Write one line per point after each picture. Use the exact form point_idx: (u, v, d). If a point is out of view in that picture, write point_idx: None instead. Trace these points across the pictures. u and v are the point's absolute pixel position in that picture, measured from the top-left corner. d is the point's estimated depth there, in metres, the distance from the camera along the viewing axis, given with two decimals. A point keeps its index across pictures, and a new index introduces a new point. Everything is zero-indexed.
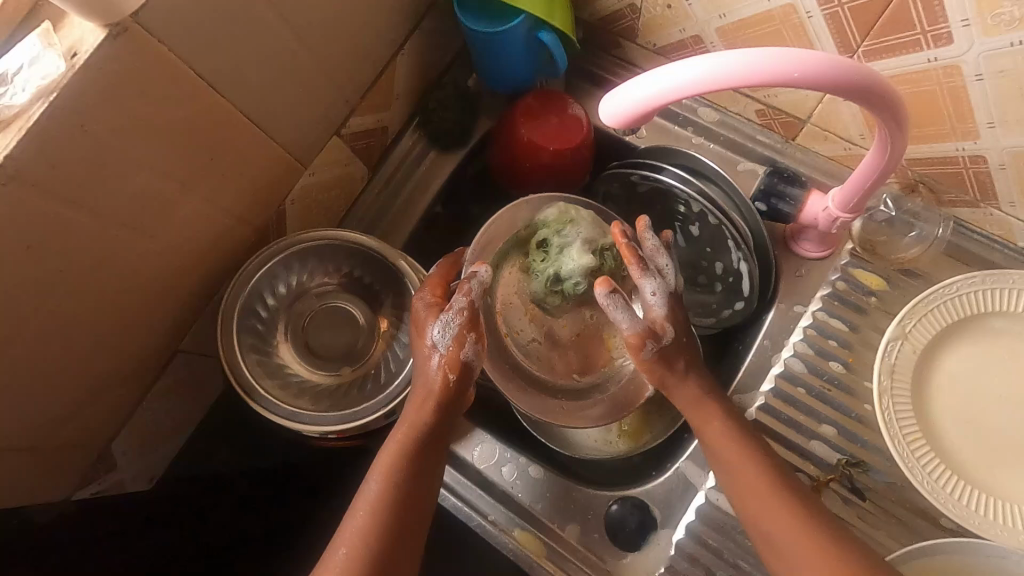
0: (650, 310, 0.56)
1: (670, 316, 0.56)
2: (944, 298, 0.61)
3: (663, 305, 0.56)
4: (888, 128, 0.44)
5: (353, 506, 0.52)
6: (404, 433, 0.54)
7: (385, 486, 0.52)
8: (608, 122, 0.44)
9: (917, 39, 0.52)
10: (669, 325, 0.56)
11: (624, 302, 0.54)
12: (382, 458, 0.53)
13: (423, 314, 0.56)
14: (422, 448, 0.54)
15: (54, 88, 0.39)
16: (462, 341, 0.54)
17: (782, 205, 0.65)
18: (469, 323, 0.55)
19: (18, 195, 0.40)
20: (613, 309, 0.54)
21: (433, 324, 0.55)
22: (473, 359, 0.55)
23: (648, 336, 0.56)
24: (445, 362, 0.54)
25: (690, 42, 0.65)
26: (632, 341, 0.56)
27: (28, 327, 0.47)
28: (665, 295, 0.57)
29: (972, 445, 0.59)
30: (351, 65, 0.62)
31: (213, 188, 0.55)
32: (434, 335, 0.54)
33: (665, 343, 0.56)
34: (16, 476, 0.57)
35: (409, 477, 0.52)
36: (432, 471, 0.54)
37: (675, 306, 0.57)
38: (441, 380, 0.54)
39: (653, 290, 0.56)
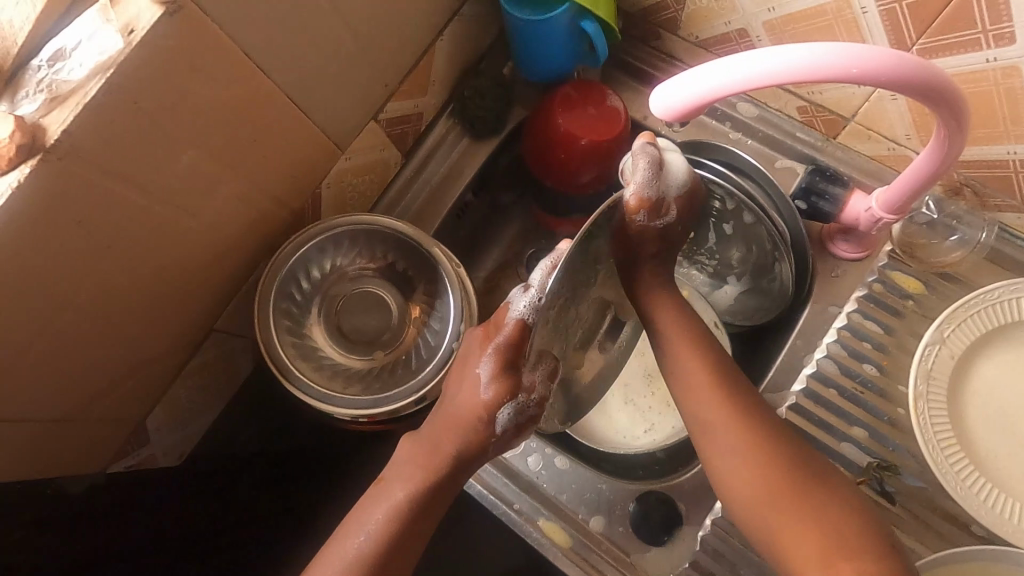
0: (671, 190, 0.56)
1: (680, 202, 0.57)
2: (985, 304, 0.60)
3: (679, 189, 0.56)
4: (946, 126, 0.43)
5: (334, 552, 0.51)
6: (405, 498, 0.51)
7: (373, 548, 0.50)
8: (659, 115, 0.44)
9: (977, 39, 0.51)
10: (672, 210, 0.56)
11: (653, 164, 0.53)
12: (375, 518, 0.51)
13: (495, 376, 0.51)
14: (419, 517, 0.52)
15: (111, 64, 0.39)
16: (525, 427, 0.54)
17: (822, 204, 0.64)
18: (536, 417, 0.54)
19: (72, 169, 0.40)
20: (638, 161, 0.53)
21: (506, 406, 0.51)
22: (518, 438, 0.55)
23: (653, 208, 0.54)
24: (493, 437, 0.53)
25: (735, 36, 0.63)
26: (634, 203, 0.53)
27: (76, 301, 0.48)
28: (688, 176, 0.56)
29: (1007, 453, 0.59)
30: (392, 50, 0.62)
31: (255, 169, 0.55)
32: (499, 416, 0.52)
33: (655, 223, 0.56)
34: (54, 445, 0.58)
35: (399, 545, 0.51)
36: (419, 539, 0.52)
37: (688, 203, 0.58)
38: (478, 451, 0.53)
39: (674, 161, 0.55)
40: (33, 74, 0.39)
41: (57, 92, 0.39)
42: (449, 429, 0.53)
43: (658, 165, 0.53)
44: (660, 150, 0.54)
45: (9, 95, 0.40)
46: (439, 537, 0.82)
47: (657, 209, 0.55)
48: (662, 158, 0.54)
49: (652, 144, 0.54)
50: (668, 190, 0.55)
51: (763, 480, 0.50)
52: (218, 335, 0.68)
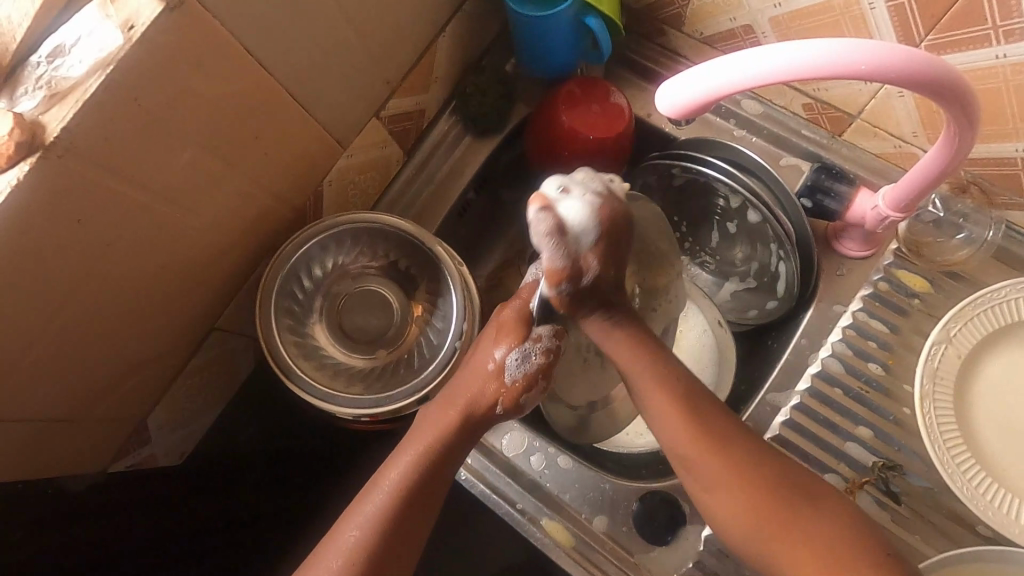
0: (584, 244, 0.49)
1: (601, 251, 0.49)
2: (991, 303, 0.60)
3: (595, 228, 0.48)
4: (958, 123, 0.43)
5: (352, 511, 0.50)
6: (419, 453, 0.51)
7: (392, 502, 0.49)
8: (664, 112, 0.44)
9: (986, 35, 0.50)
10: (595, 262, 0.50)
11: (556, 224, 0.47)
12: (392, 474, 0.50)
13: (506, 326, 0.54)
14: (434, 474, 0.51)
15: (111, 61, 0.38)
16: (532, 383, 0.54)
17: (828, 201, 0.65)
18: (545, 369, 0.54)
19: (74, 167, 0.40)
20: (539, 234, 0.48)
21: (512, 349, 0.53)
22: (528, 402, 0.55)
23: (570, 274, 0.50)
24: (501, 391, 0.53)
25: (740, 32, 0.63)
26: (550, 276, 0.50)
27: (76, 301, 0.47)
28: (592, 218, 0.48)
29: (1014, 452, 0.58)
30: (393, 47, 0.61)
31: (255, 167, 0.54)
32: (507, 359, 0.53)
33: (585, 284, 0.51)
34: (55, 444, 0.58)
35: (417, 502, 0.50)
36: (434, 500, 0.51)
37: (609, 234, 0.49)
38: (488, 406, 0.53)
39: (580, 202, 0.48)
40: (32, 72, 0.39)
41: (56, 88, 0.38)
42: (463, 386, 0.54)
43: (559, 232, 0.47)
44: (555, 209, 0.48)
45: (8, 92, 0.39)
46: (442, 535, 0.82)
47: (580, 264, 0.49)
48: (560, 219, 0.47)
49: (548, 208, 0.48)
50: (579, 245, 0.49)
51: (769, 481, 0.50)
52: (219, 334, 0.68)
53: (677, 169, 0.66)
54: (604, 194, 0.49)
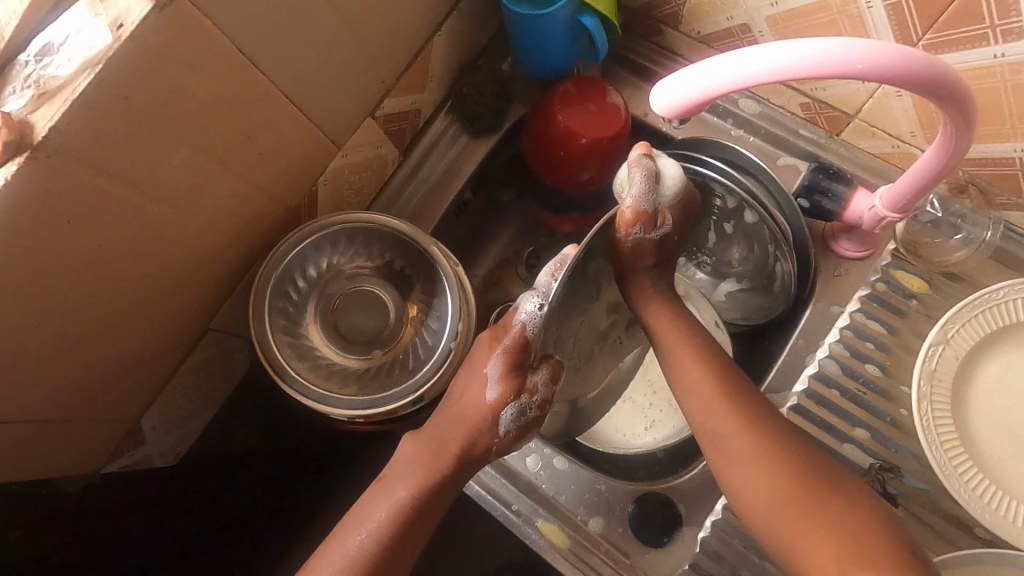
0: (663, 202, 0.55)
1: (674, 213, 0.57)
2: (989, 304, 0.59)
3: (678, 193, 0.55)
4: (954, 123, 0.42)
5: (334, 542, 0.50)
6: (411, 494, 0.51)
7: (376, 544, 0.49)
8: (659, 112, 0.43)
9: (984, 34, 0.50)
10: (669, 220, 0.56)
11: (652, 171, 0.53)
12: (380, 510, 0.51)
13: (499, 378, 0.52)
14: (419, 519, 0.51)
15: (100, 60, 0.38)
16: (526, 429, 0.54)
17: (827, 202, 0.63)
18: (538, 418, 0.54)
19: (63, 167, 0.40)
20: (638, 174, 0.53)
21: (508, 405, 0.52)
22: (520, 443, 0.56)
23: (648, 220, 0.54)
24: (496, 440, 0.54)
25: (737, 31, 0.62)
26: (628, 215, 0.54)
27: (67, 302, 0.47)
28: (682, 177, 0.56)
29: (1011, 455, 0.58)
30: (388, 45, 0.61)
31: (249, 167, 0.54)
32: (505, 414, 0.53)
33: (653, 237, 0.55)
34: (48, 445, 0.58)
35: (398, 546, 0.50)
36: (416, 544, 0.51)
37: (683, 204, 0.57)
38: (482, 450, 0.54)
39: (672, 162, 0.55)
40: (21, 71, 0.39)
41: (45, 88, 0.38)
42: (454, 425, 0.54)
43: (655, 178, 0.54)
44: (656, 161, 0.54)
45: None
46: (438, 537, 0.81)
47: (655, 215, 0.55)
48: (658, 169, 0.54)
49: (649, 157, 0.54)
50: (661, 200, 0.55)
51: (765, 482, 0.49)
52: (214, 334, 0.68)
53: None
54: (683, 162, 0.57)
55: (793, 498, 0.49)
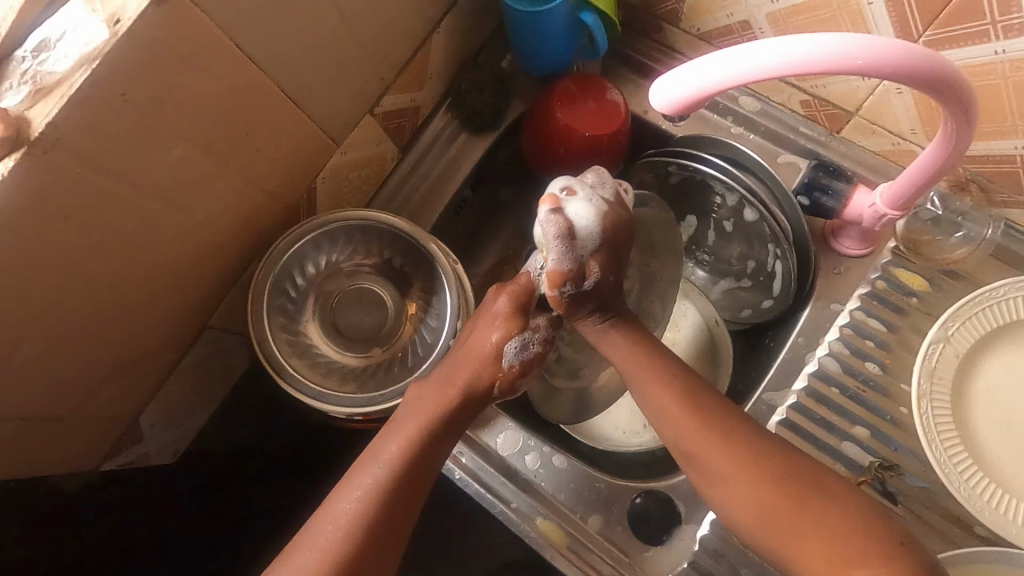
0: (589, 251, 0.53)
1: (602, 259, 0.54)
2: (989, 302, 0.59)
3: (598, 249, 0.53)
4: (955, 120, 0.42)
5: (349, 482, 0.49)
6: (420, 428, 0.52)
7: (395, 473, 0.49)
8: (658, 109, 0.43)
9: (985, 30, 0.50)
10: (596, 270, 0.54)
11: (563, 234, 0.52)
12: (391, 445, 0.51)
13: (503, 316, 0.55)
14: (431, 450, 0.52)
15: (97, 55, 0.38)
16: (528, 370, 0.57)
17: (826, 200, 0.63)
18: (540, 356, 0.57)
19: (60, 163, 0.40)
20: (550, 238, 0.52)
21: (512, 339, 0.55)
22: (523, 385, 0.57)
23: (574, 276, 0.53)
24: (501, 376, 0.55)
25: (737, 28, 0.62)
26: (555, 277, 0.53)
27: (65, 299, 0.47)
28: (597, 225, 0.52)
29: (1012, 452, 0.58)
30: (387, 42, 0.61)
31: (246, 164, 0.54)
32: (507, 347, 0.55)
33: (586, 288, 0.54)
34: (46, 442, 0.58)
35: (415, 476, 0.50)
36: (430, 475, 0.51)
37: (611, 251, 0.54)
38: (486, 385, 0.55)
39: (574, 211, 0.52)
40: (17, 66, 0.38)
41: (42, 84, 0.38)
42: (461, 360, 0.55)
43: (567, 234, 0.52)
44: (564, 211, 0.52)
45: None
46: (435, 535, 0.82)
47: (581, 269, 0.53)
48: (568, 223, 0.52)
49: (557, 209, 0.52)
50: (586, 250, 0.53)
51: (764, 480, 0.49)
52: (213, 332, 0.67)
53: (673, 167, 0.66)
54: (609, 204, 0.54)
55: (790, 497, 0.48)
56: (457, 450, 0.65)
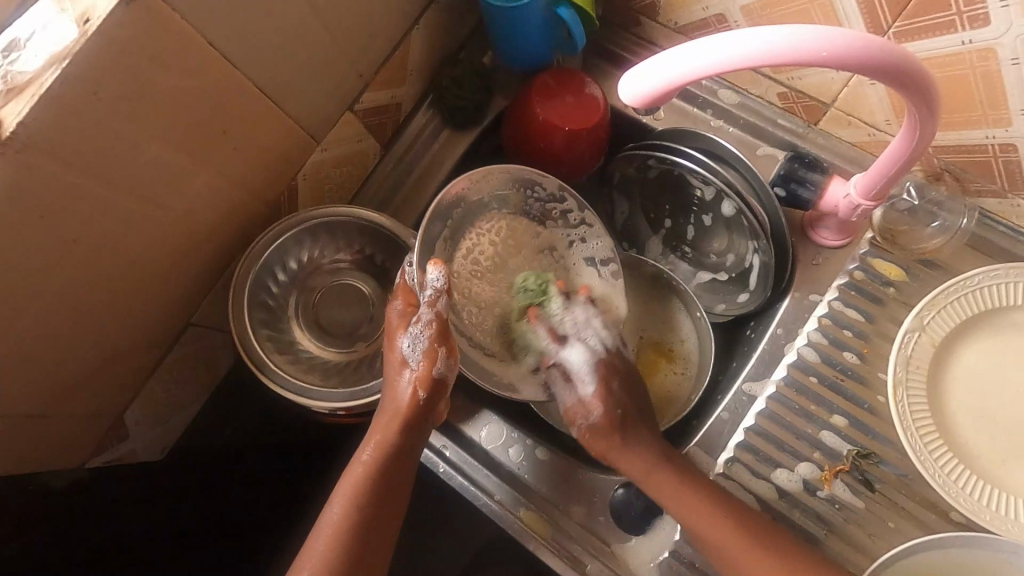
0: (584, 386, 0.63)
1: (599, 394, 0.62)
2: (965, 291, 0.60)
3: (593, 379, 0.63)
4: (919, 112, 0.43)
5: (318, 526, 0.54)
6: (369, 458, 0.56)
7: (348, 513, 0.54)
8: (627, 102, 0.43)
9: (951, 20, 0.50)
10: (599, 404, 0.62)
11: (559, 379, 0.64)
12: (348, 479, 0.56)
13: (396, 322, 0.58)
14: (385, 474, 0.56)
15: (66, 55, 0.38)
16: (434, 357, 0.56)
17: (802, 191, 0.64)
18: (439, 337, 0.56)
19: (33, 163, 0.40)
20: (551, 386, 0.64)
21: (403, 336, 0.58)
22: (445, 370, 0.57)
23: (579, 412, 0.63)
24: (416, 379, 0.57)
25: (713, 21, 0.63)
26: (568, 415, 0.63)
27: (45, 297, 0.47)
28: (587, 357, 0.63)
29: (987, 440, 0.59)
30: (365, 39, 0.61)
31: (225, 161, 0.54)
32: (405, 350, 0.57)
33: (594, 419, 0.62)
34: (32, 440, 0.58)
35: (371, 509, 0.54)
36: (396, 500, 0.56)
37: (605, 377, 0.63)
38: (410, 398, 0.57)
39: (573, 355, 0.64)
40: None
41: (13, 83, 0.38)
42: (391, 381, 0.58)
43: (564, 375, 0.64)
44: (559, 357, 0.64)
45: None
46: (426, 531, 0.83)
47: (582, 406, 0.63)
48: (563, 364, 0.64)
49: (543, 367, 0.64)
50: (581, 382, 0.63)
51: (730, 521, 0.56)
52: (195, 330, 0.68)
53: (652, 160, 0.66)
54: (587, 316, 0.64)
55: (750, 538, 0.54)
56: (440, 444, 0.66)
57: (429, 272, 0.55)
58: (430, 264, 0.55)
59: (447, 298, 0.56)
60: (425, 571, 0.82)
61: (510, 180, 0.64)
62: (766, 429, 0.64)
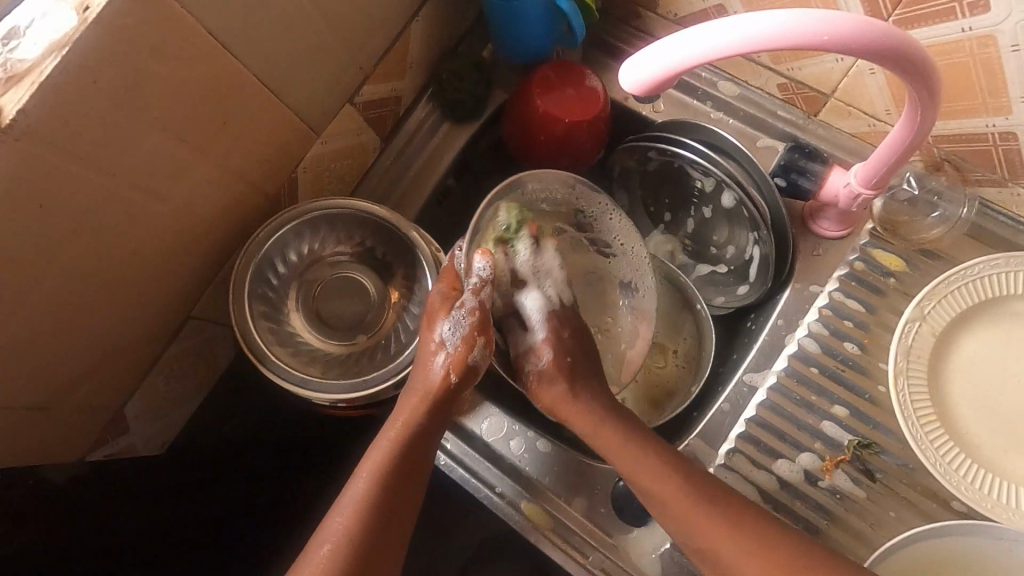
0: (532, 330, 0.63)
1: (551, 343, 0.61)
2: (965, 280, 0.60)
3: (544, 328, 0.62)
4: (920, 98, 0.43)
5: (338, 502, 0.54)
6: (395, 437, 0.56)
7: (373, 490, 0.53)
8: (628, 89, 0.43)
9: (951, 8, 0.50)
10: (546, 351, 0.61)
11: (517, 327, 0.63)
12: (373, 456, 0.56)
13: (437, 306, 0.58)
14: (410, 454, 0.56)
15: (66, 43, 0.38)
16: (472, 343, 0.58)
17: (803, 181, 0.63)
18: (480, 326, 0.58)
19: (33, 151, 0.40)
20: (511, 334, 0.64)
21: (444, 320, 0.58)
22: (479, 360, 0.59)
23: (528, 355, 0.62)
24: (450, 362, 0.58)
25: (712, 12, 0.63)
26: (519, 362, 0.63)
27: (44, 288, 0.47)
28: (542, 304, 0.62)
29: (988, 429, 0.59)
30: (365, 31, 0.61)
31: (225, 153, 0.54)
32: (443, 333, 0.58)
33: (541, 366, 0.61)
34: (32, 433, 0.58)
35: (394, 487, 0.54)
36: (419, 481, 0.56)
37: (557, 326, 0.62)
38: (442, 379, 0.57)
39: (532, 302, 0.62)
40: None
41: (12, 72, 0.38)
42: (422, 363, 0.59)
43: (523, 321, 0.63)
44: (517, 302, 0.62)
45: None
46: (427, 523, 0.84)
47: (534, 350, 0.62)
48: (519, 308, 0.63)
49: (507, 313, 0.63)
50: (532, 328, 0.62)
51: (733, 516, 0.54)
52: (196, 323, 0.68)
53: (653, 152, 0.66)
54: (546, 254, 0.62)
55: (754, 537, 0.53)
56: (442, 436, 0.66)
57: (478, 261, 0.56)
58: (478, 254, 0.57)
59: (490, 288, 0.58)
60: (427, 562, 0.83)
61: (565, 184, 0.64)
62: (767, 420, 0.64)
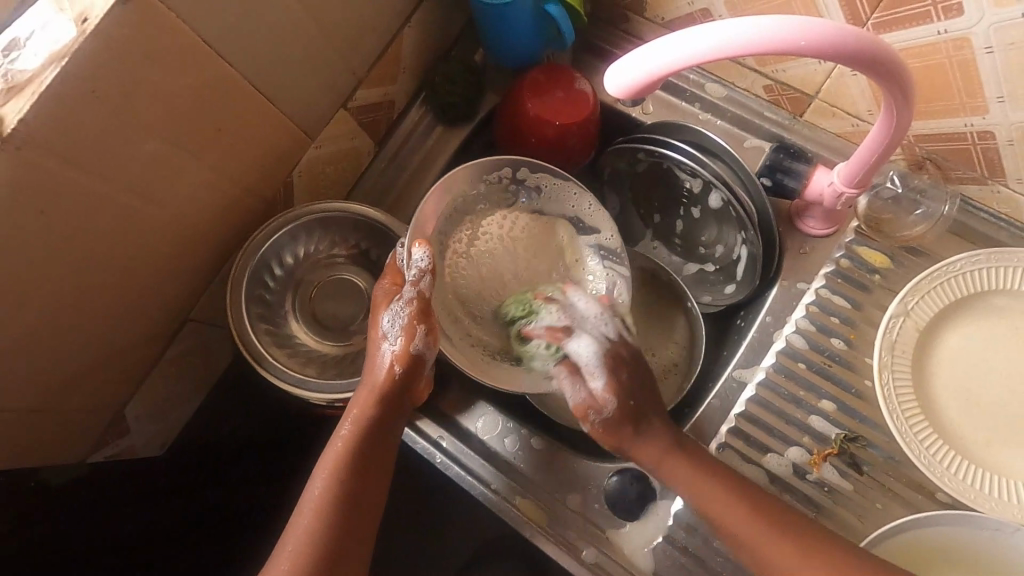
0: (591, 379, 0.60)
1: (611, 386, 0.59)
2: (947, 276, 0.61)
3: (601, 372, 0.59)
4: (895, 100, 0.44)
5: (302, 501, 0.54)
6: (350, 432, 0.56)
7: (329, 488, 0.54)
8: (614, 93, 0.44)
9: (927, 11, 0.52)
10: (609, 397, 0.59)
11: (567, 376, 0.60)
12: (330, 454, 0.56)
13: (380, 299, 0.59)
14: (366, 448, 0.56)
15: (65, 53, 0.39)
16: (413, 334, 0.57)
17: (788, 180, 0.66)
18: (419, 315, 0.57)
19: (33, 159, 0.41)
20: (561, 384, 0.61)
21: (384, 313, 0.58)
22: (423, 349, 0.58)
23: (591, 407, 0.59)
24: (395, 354, 0.58)
25: (698, 15, 0.64)
26: (579, 411, 0.60)
27: (46, 293, 0.49)
28: (595, 343, 0.60)
29: (971, 421, 0.60)
30: (358, 38, 0.62)
31: (220, 158, 0.55)
32: (384, 327, 0.58)
33: (608, 414, 0.59)
34: (35, 435, 0.59)
35: (353, 482, 0.55)
36: (378, 474, 0.56)
37: (613, 368, 0.59)
38: (387, 371, 0.57)
39: (580, 345, 0.60)
40: None
41: (13, 82, 0.39)
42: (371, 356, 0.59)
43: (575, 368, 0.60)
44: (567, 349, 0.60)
45: None
46: (426, 518, 0.85)
47: (593, 401, 0.59)
48: (568, 355, 0.60)
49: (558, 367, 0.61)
50: (588, 373, 0.60)
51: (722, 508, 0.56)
52: (193, 325, 0.69)
53: (642, 153, 0.67)
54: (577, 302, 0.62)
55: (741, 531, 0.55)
56: (437, 434, 0.66)
57: (415, 252, 0.58)
58: (417, 246, 0.58)
59: (430, 279, 0.58)
60: (426, 558, 0.84)
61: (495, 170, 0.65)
62: (755, 415, 0.65)
